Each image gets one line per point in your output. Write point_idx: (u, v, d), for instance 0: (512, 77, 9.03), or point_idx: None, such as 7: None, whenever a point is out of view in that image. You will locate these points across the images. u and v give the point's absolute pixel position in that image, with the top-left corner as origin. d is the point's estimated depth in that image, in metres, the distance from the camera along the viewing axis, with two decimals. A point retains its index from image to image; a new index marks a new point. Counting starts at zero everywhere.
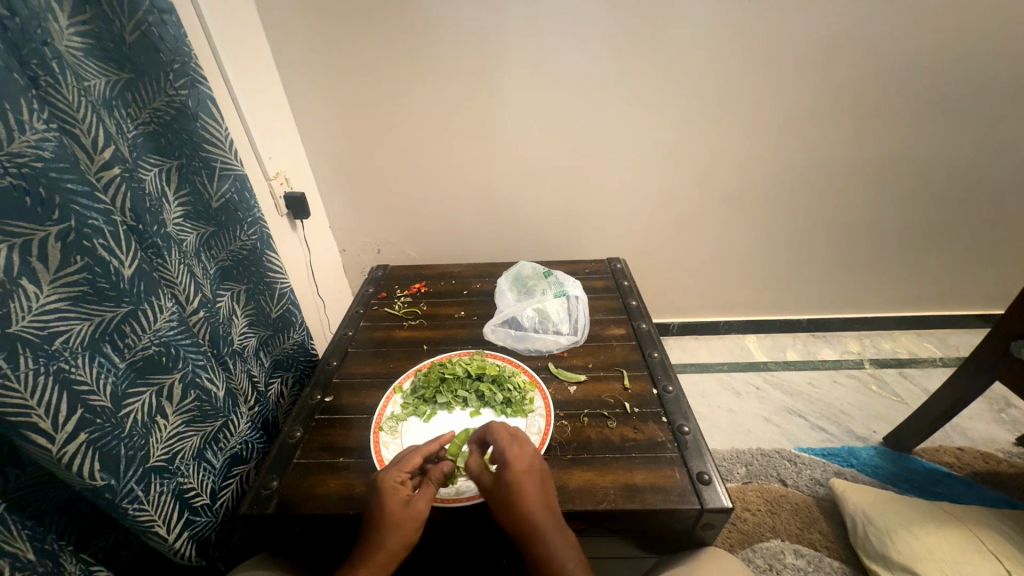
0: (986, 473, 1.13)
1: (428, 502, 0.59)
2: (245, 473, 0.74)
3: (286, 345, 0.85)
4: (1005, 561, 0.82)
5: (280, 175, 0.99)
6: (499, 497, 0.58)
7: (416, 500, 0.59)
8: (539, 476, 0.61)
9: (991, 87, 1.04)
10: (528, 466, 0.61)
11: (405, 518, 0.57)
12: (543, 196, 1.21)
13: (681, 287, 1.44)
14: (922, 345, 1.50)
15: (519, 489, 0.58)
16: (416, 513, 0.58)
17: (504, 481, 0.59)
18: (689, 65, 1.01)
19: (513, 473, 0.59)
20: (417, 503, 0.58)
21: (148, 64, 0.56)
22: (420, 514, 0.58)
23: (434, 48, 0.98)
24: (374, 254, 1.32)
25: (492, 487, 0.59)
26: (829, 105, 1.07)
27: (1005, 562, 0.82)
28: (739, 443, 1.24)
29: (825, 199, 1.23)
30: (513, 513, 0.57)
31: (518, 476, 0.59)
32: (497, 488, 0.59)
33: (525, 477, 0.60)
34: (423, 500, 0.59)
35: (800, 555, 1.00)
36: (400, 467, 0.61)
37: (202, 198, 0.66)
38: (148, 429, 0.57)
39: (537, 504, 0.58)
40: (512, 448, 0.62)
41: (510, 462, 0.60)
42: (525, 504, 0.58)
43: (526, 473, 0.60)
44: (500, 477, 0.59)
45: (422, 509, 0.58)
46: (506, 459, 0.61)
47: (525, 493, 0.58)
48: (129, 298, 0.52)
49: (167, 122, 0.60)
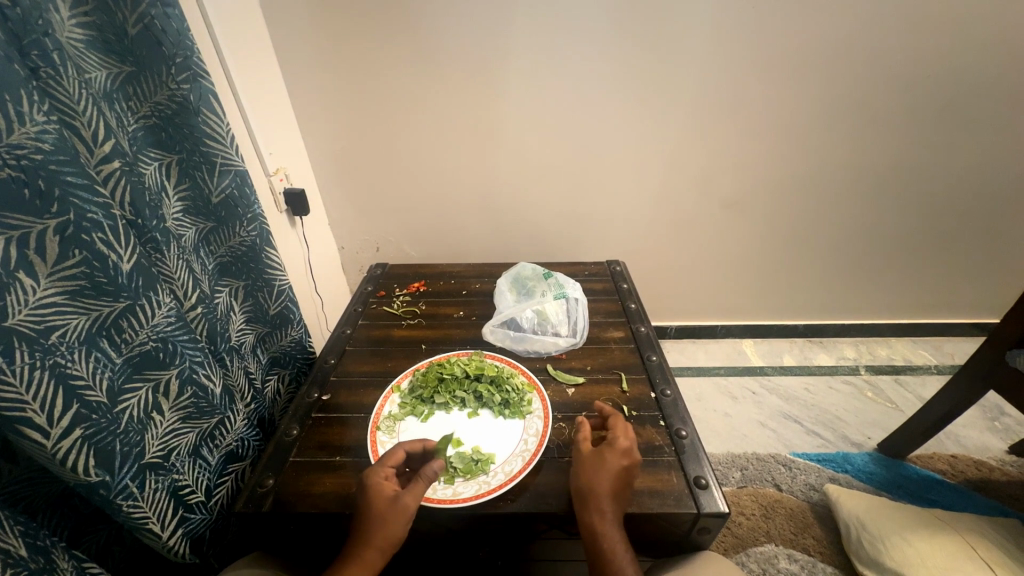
0: (979, 481, 1.14)
1: (415, 497, 0.58)
2: (240, 470, 0.74)
3: (283, 343, 0.85)
4: (993, 565, 0.83)
5: (280, 171, 0.98)
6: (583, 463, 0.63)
7: (404, 496, 0.58)
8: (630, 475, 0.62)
9: (989, 98, 1.05)
10: (626, 460, 0.62)
11: (390, 511, 0.57)
12: (544, 197, 1.21)
13: (680, 291, 1.44)
14: (917, 353, 1.51)
15: (607, 472, 0.61)
16: (402, 509, 0.57)
17: (599, 457, 0.62)
18: (692, 69, 1.01)
19: (612, 457, 0.62)
20: (405, 500, 0.57)
21: (150, 58, 0.56)
22: (406, 508, 0.57)
23: (438, 47, 0.98)
24: (374, 252, 1.32)
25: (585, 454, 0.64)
26: (830, 113, 1.07)
27: (994, 566, 0.82)
28: (735, 447, 1.24)
29: (824, 205, 1.23)
30: (585, 481, 0.61)
31: (613, 463, 0.61)
32: (590, 458, 0.63)
33: (619, 468, 0.61)
34: (410, 496, 0.58)
35: (794, 560, 1.00)
36: (386, 462, 0.62)
37: (202, 193, 0.66)
38: (144, 426, 0.56)
39: (611, 492, 0.60)
40: (623, 440, 0.64)
41: (618, 448, 0.63)
42: (597, 481, 0.60)
43: (620, 464, 0.61)
44: (598, 453, 0.63)
45: (409, 505, 0.57)
46: (613, 444, 0.63)
47: (606, 475, 0.61)
48: (127, 293, 0.52)
49: (167, 116, 0.60)
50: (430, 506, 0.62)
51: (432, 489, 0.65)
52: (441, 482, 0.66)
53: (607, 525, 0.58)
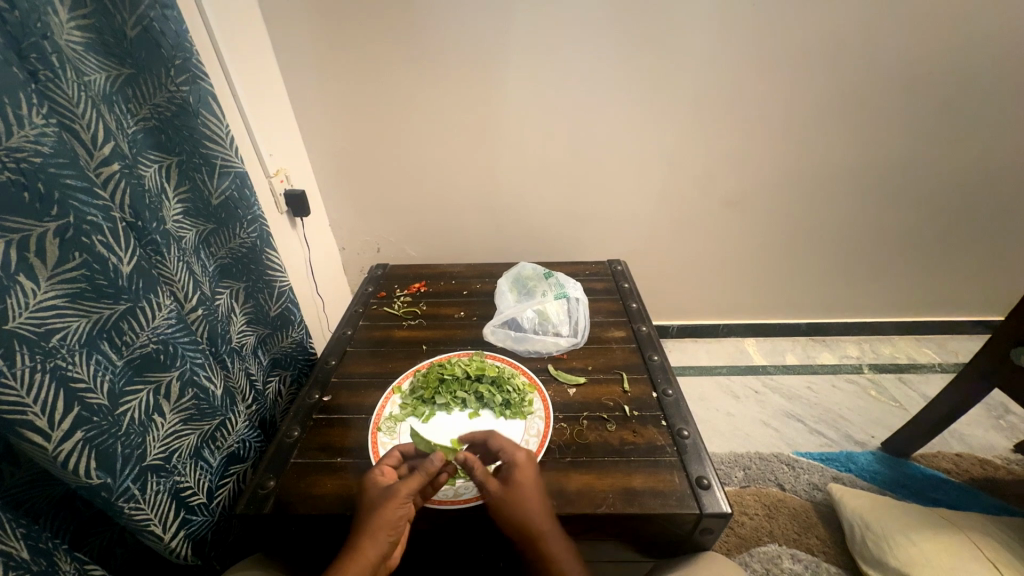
0: (984, 479, 1.13)
1: (406, 485, 0.58)
2: (242, 472, 0.74)
3: (284, 344, 0.85)
4: (997, 564, 0.82)
5: (281, 172, 0.98)
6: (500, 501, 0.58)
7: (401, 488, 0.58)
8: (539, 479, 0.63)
9: (992, 94, 1.04)
10: (532, 471, 0.62)
11: (386, 500, 0.57)
12: (545, 197, 1.21)
13: (682, 289, 1.44)
14: (921, 351, 1.50)
15: (524, 492, 0.59)
16: (391, 493, 0.58)
17: (512, 481, 0.60)
18: (692, 68, 1.00)
19: (519, 475, 0.61)
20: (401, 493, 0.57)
21: (149, 60, 0.56)
22: (400, 495, 0.57)
23: (437, 47, 0.98)
24: (374, 253, 1.32)
25: (495, 492, 0.59)
26: (832, 110, 1.07)
27: (998, 565, 0.82)
28: (738, 446, 1.24)
29: (826, 203, 1.22)
30: (515, 512, 0.58)
31: (525, 480, 0.60)
32: (504, 489, 0.59)
33: (531, 479, 0.61)
34: (409, 487, 0.58)
35: (797, 560, 1.00)
36: (383, 460, 0.64)
37: (202, 194, 0.66)
38: (145, 428, 0.57)
39: (540, 505, 0.59)
40: (518, 454, 0.63)
41: (520, 466, 0.62)
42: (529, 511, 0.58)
43: (530, 478, 0.61)
44: (507, 480, 0.60)
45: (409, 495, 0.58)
46: (515, 463, 0.62)
47: (528, 495, 0.59)
48: (128, 295, 0.52)
49: (167, 118, 0.60)
50: (431, 506, 0.63)
51: (433, 490, 0.65)
52: (441, 482, 0.66)
53: (552, 539, 0.57)
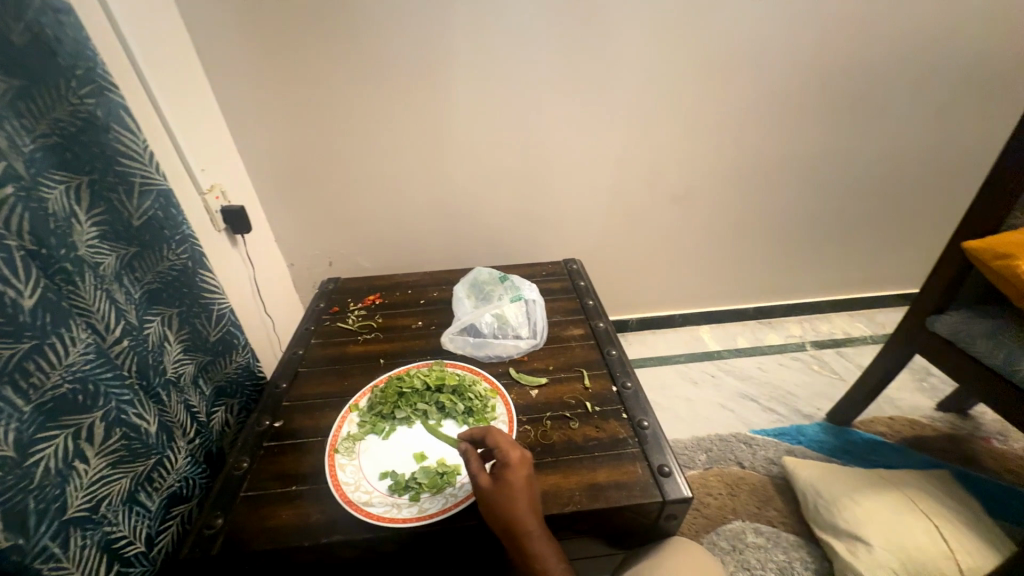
0: (914, 438, 1.24)
1: None
2: (186, 512, 0.69)
3: (228, 369, 0.80)
4: (954, 551, 0.86)
5: (215, 188, 0.92)
6: (492, 500, 0.56)
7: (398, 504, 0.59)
8: (533, 480, 0.60)
9: (891, 88, 1.15)
10: (526, 471, 0.59)
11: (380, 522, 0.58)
12: (498, 200, 1.21)
13: (637, 284, 1.48)
14: (854, 326, 1.63)
15: (516, 493, 0.56)
16: None
17: (502, 481, 0.57)
18: (630, 69, 1.04)
19: (512, 474, 0.58)
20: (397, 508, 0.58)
21: (45, 70, 0.50)
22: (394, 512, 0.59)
23: (377, 53, 0.95)
24: (325, 267, 1.27)
25: (488, 491, 0.57)
26: (760, 107, 1.14)
27: (955, 552, 0.86)
28: (699, 431, 1.29)
29: (762, 194, 1.31)
30: (504, 512, 0.55)
31: (517, 479, 0.58)
32: (494, 487, 0.57)
33: (525, 478, 0.58)
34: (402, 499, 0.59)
35: (760, 533, 1.05)
36: None
37: (121, 216, 0.60)
38: (65, 477, 0.51)
39: (529, 506, 0.56)
40: (513, 454, 0.60)
41: (514, 464, 0.59)
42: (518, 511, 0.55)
43: (524, 477, 0.58)
44: (499, 479, 0.58)
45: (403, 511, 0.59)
46: (507, 462, 0.59)
47: (518, 495, 0.56)
48: (32, 331, 0.47)
49: (71, 134, 0.54)
50: (396, 526, 0.61)
51: (396, 510, 0.63)
52: (406, 500, 0.64)
53: (540, 540, 0.55)
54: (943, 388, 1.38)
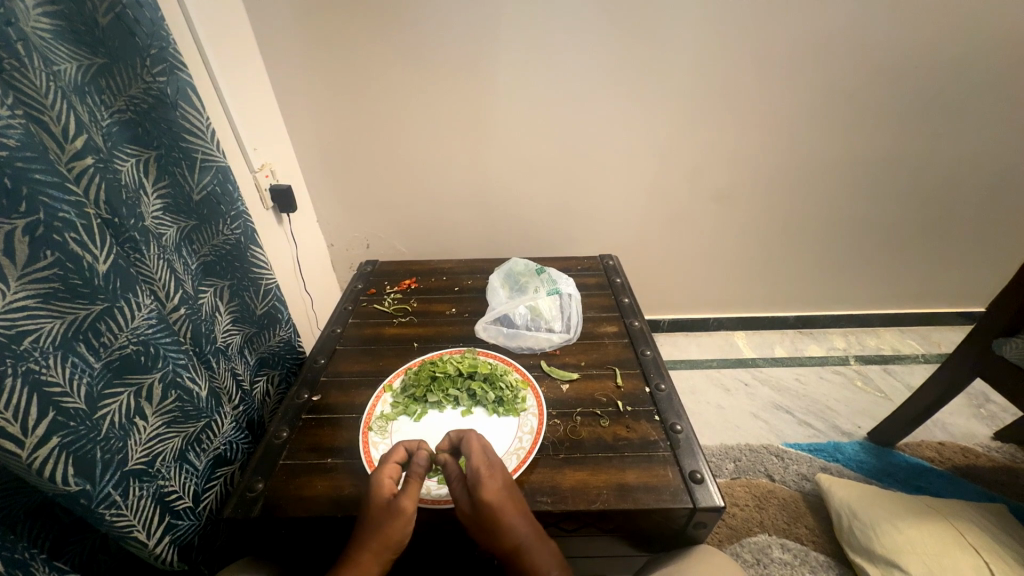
0: (965, 467, 1.16)
1: (412, 500, 0.56)
2: (229, 474, 0.73)
3: (272, 343, 0.83)
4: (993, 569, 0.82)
5: (266, 167, 0.96)
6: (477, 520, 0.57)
7: (400, 499, 0.56)
8: (510, 491, 0.59)
9: (975, 89, 1.05)
10: (499, 488, 0.58)
11: (389, 516, 0.56)
12: (536, 191, 1.20)
13: (673, 284, 1.44)
14: (905, 342, 1.53)
15: (498, 513, 0.56)
16: (399, 510, 0.55)
17: (480, 506, 0.56)
18: (683, 61, 1.00)
19: (487, 498, 0.56)
20: (400, 502, 0.56)
21: (123, 49, 0.53)
22: (405, 511, 0.55)
23: (426, 40, 0.96)
24: (364, 249, 1.30)
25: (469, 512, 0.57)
26: (821, 104, 1.07)
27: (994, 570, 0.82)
28: (729, 438, 1.25)
29: (816, 197, 1.23)
30: (490, 532, 0.56)
31: (494, 500, 0.56)
32: (475, 511, 0.57)
33: (499, 496, 0.57)
34: (407, 498, 0.56)
35: (787, 550, 1.01)
36: (389, 461, 0.60)
37: (182, 190, 0.64)
38: (127, 431, 0.55)
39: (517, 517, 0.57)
40: (484, 472, 0.58)
41: (485, 485, 0.57)
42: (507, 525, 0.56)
43: (500, 495, 0.57)
44: (474, 501, 0.57)
45: (405, 507, 0.56)
46: (479, 484, 0.57)
47: (500, 515, 0.56)
48: (104, 295, 0.50)
49: (144, 110, 0.57)
50: (424, 507, 0.62)
51: (427, 489, 0.65)
52: (435, 482, 0.66)
53: (532, 550, 0.57)
54: (1003, 416, 1.28)
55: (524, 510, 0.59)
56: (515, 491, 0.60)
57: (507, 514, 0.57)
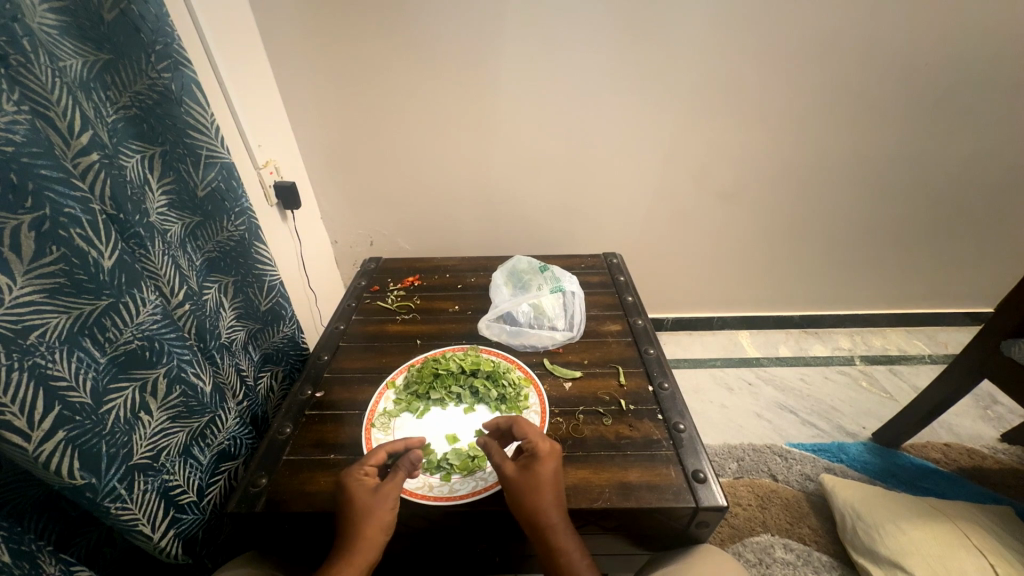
0: (971, 468, 1.15)
1: (396, 485, 0.58)
2: (233, 469, 0.73)
3: (276, 339, 0.83)
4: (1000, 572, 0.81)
5: (270, 163, 0.96)
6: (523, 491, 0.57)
7: (385, 486, 0.58)
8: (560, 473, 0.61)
9: (988, 87, 1.04)
10: (556, 463, 0.60)
11: (376, 505, 0.57)
12: (540, 189, 1.19)
13: (677, 283, 1.44)
14: (912, 343, 1.52)
15: (545, 487, 0.58)
16: (385, 496, 0.57)
17: (532, 471, 0.58)
18: (689, 58, 0.99)
19: (543, 467, 0.59)
20: (385, 489, 0.58)
21: (128, 46, 0.53)
22: (388, 497, 0.57)
23: (431, 36, 0.95)
24: (367, 246, 1.30)
25: (517, 481, 0.58)
26: (829, 102, 1.06)
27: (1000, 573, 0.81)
28: (732, 438, 1.25)
29: (823, 195, 1.22)
30: (530, 502, 0.57)
31: (546, 472, 0.59)
32: (522, 478, 0.58)
33: (553, 470, 0.60)
34: (393, 485, 0.58)
35: (790, 550, 1.01)
36: (366, 459, 0.61)
37: (187, 186, 0.64)
38: (132, 426, 0.55)
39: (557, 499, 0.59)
40: (544, 444, 0.61)
41: (546, 454, 0.60)
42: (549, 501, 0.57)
43: (553, 470, 0.60)
44: (527, 469, 0.59)
45: (391, 492, 0.58)
46: (537, 453, 0.60)
47: (548, 486, 0.58)
48: (109, 290, 0.50)
49: (149, 106, 0.57)
50: (427, 503, 0.63)
51: (429, 486, 0.65)
52: (437, 479, 0.66)
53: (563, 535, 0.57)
54: (1010, 418, 1.26)
55: (563, 496, 0.60)
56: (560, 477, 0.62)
57: (552, 491, 0.58)
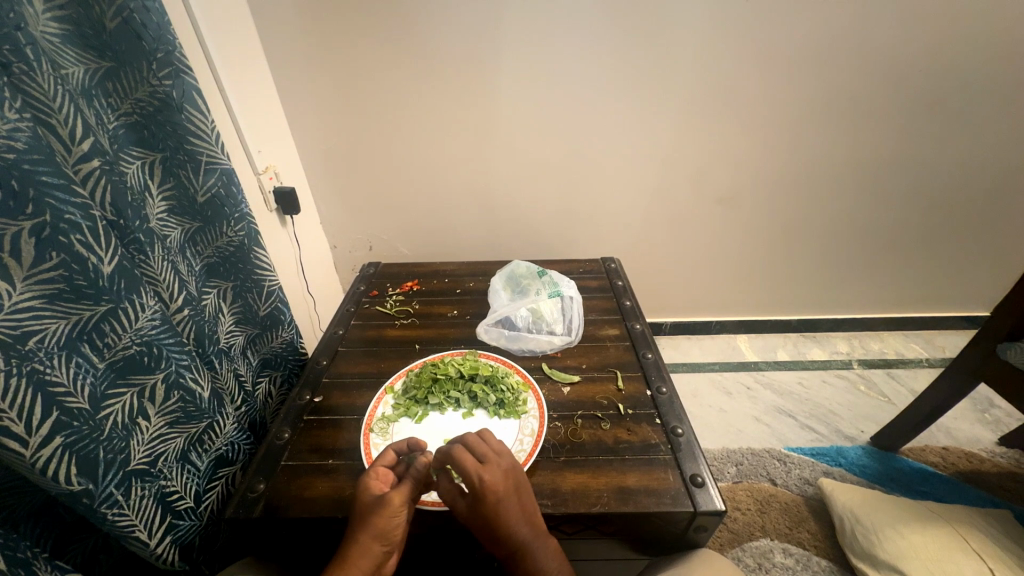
0: (970, 472, 1.15)
1: (401, 496, 0.56)
2: (231, 475, 0.73)
3: (275, 344, 0.84)
4: None
5: (270, 169, 0.96)
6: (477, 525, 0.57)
7: (392, 496, 0.56)
8: (517, 493, 0.59)
9: (980, 92, 1.05)
10: (500, 490, 0.57)
11: (379, 512, 0.55)
12: (538, 194, 1.20)
13: (675, 287, 1.44)
14: (909, 346, 1.52)
15: (497, 520, 0.56)
16: (388, 505, 0.55)
17: (477, 512, 0.57)
18: (685, 64, 1.00)
19: (487, 503, 0.56)
20: (392, 499, 0.56)
21: (130, 53, 0.54)
22: (393, 505, 0.56)
23: (430, 43, 0.96)
24: (366, 251, 1.30)
25: (468, 517, 0.58)
26: (823, 108, 1.07)
27: None
28: (731, 442, 1.25)
29: (819, 200, 1.23)
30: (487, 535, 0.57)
31: (495, 507, 0.56)
32: (472, 515, 0.57)
33: (501, 499, 0.57)
34: (398, 495, 0.56)
35: (789, 554, 1.00)
36: (378, 462, 0.61)
37: (187, 192, 0.64)
38: (129, 431, 0.55)
39: (518, 525, 0.57)
40: (484, 479, 0.57)
41: (485, 488, 0.57)
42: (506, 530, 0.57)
43: (500, 498, 0.57)
44: (473, 507, 0.57)
45: (395, 502, 0.56)
46: (478, 492, 0.56)
47: (500, 516, 0.56)
48: (109, 295, 0.51)
49: (150, 113, 0.58)
50: (425, 508, 0.63)
51: (427, 492, 0.65)
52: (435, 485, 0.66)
53: (535, 552, 0.58)
54: (1008, 422, 1.27)
55: (525, 509, 0.59)
56: (519, 496, 0.59)
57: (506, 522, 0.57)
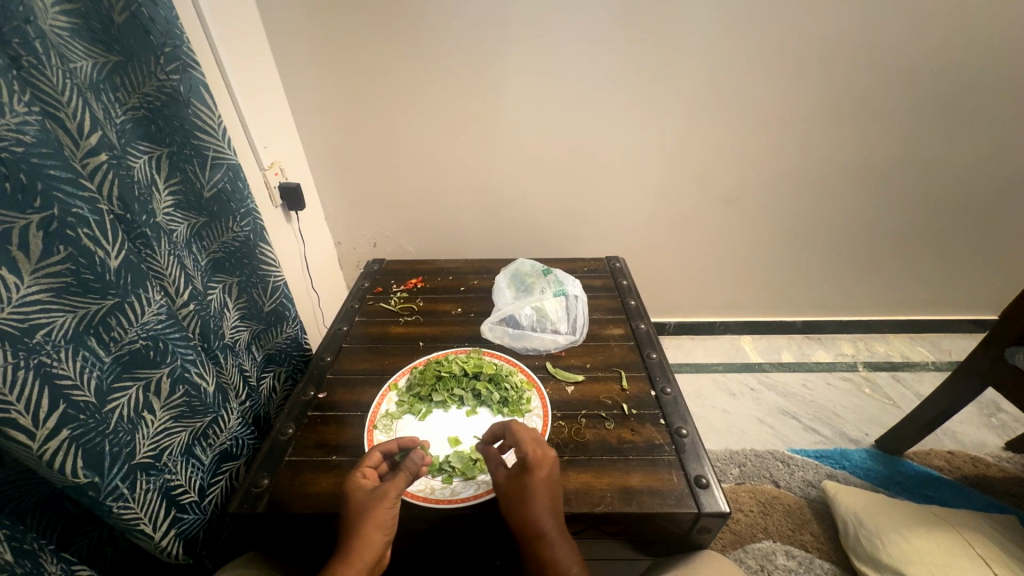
0: (976, 477, 1.14)
1: (397, 488, 0.58)
2: (235, 469, 0.73)
3: (279, 340, 0.84)
4: None
5: (275, 165, 0.96)
6: (511, 498, 0.58)
7: (387, 489, 0.58)
8: (554, 479, 0.61)
9: (993, 93, 1.03)
10: (547, 472, 0.60)
11: (376, 504, 0.57)
12: (543, 193, 1.20)
13: (680, 287, 1.44)
14: (915, 349, 1.51)
15: (532, 495, 0.58)
16: (383, 496, 0.57)
17: (519, 481, 0.59)
18: (693, 62, 0.99)
19: (530, 474, 0.59)
20: (387, 492, 0.58)
21: (138, 47, 0.54)
22: (389, 495, 0.57)
23: (436, 40, 0.96)
24: (370, 247, 1.30)
25: (506, 487, 0.59)
26: (832, 107, 1.06)
27: None
28: (734, 443, 1.24)
29: (827, 201, 1.22)
30: (518, 512, 0.58)
31: (537, 481, 0.59)
32: (511, 485, 0.59)
33: (544, 476, 0.60)
34: (393, 487, 0.58)
35: (792, 556, 1.00)
36: (365, 462, 0.62)
37: (194, 187, 0.64)
38: (135, 425, 0.55)
39: (547, 509, 0.58)
40: (535, 452, 0.61)
41: (535, 460, 0.60)
42: (535, 509, 0.57)
43: (543, 479, 0.59)
44: (516, 477, 0.59)
45: (391, 493, 0.57)
46: (527, 463, 0.60)
47: (535, 497, 0.58)
48: (116, 290, 0.51)
49: (157, 107, 0.58)
50: (428, 506, 0.63)
51: (430, 489, 0.65)
52: (438, 482, 0.66)
53: (556, 544, 0.57)
54: (1014, 426, 1.26)
55: (558, 501, 0.60)
56: (557, 484, 0.61)
57: (540, 501, 0.58)
